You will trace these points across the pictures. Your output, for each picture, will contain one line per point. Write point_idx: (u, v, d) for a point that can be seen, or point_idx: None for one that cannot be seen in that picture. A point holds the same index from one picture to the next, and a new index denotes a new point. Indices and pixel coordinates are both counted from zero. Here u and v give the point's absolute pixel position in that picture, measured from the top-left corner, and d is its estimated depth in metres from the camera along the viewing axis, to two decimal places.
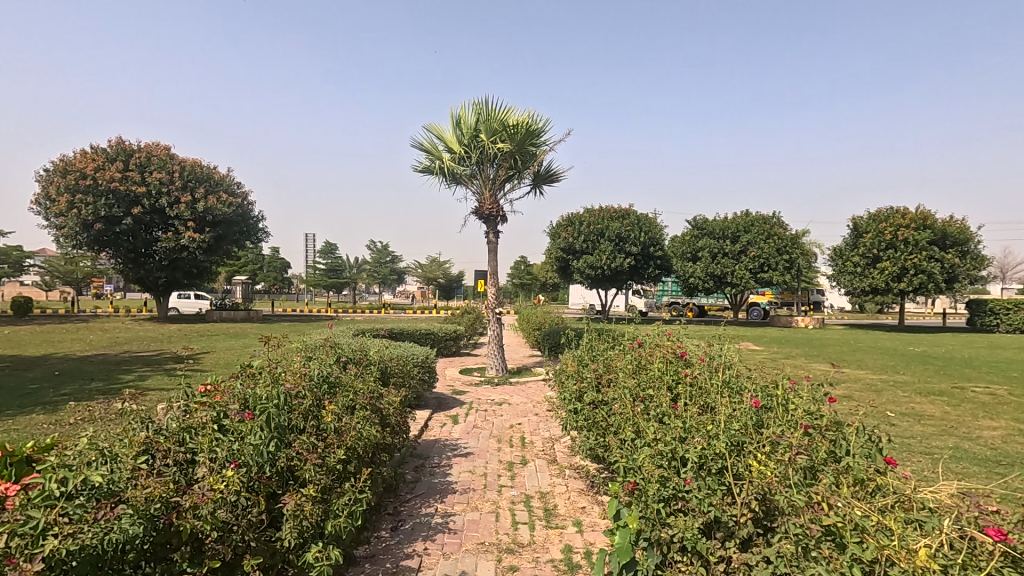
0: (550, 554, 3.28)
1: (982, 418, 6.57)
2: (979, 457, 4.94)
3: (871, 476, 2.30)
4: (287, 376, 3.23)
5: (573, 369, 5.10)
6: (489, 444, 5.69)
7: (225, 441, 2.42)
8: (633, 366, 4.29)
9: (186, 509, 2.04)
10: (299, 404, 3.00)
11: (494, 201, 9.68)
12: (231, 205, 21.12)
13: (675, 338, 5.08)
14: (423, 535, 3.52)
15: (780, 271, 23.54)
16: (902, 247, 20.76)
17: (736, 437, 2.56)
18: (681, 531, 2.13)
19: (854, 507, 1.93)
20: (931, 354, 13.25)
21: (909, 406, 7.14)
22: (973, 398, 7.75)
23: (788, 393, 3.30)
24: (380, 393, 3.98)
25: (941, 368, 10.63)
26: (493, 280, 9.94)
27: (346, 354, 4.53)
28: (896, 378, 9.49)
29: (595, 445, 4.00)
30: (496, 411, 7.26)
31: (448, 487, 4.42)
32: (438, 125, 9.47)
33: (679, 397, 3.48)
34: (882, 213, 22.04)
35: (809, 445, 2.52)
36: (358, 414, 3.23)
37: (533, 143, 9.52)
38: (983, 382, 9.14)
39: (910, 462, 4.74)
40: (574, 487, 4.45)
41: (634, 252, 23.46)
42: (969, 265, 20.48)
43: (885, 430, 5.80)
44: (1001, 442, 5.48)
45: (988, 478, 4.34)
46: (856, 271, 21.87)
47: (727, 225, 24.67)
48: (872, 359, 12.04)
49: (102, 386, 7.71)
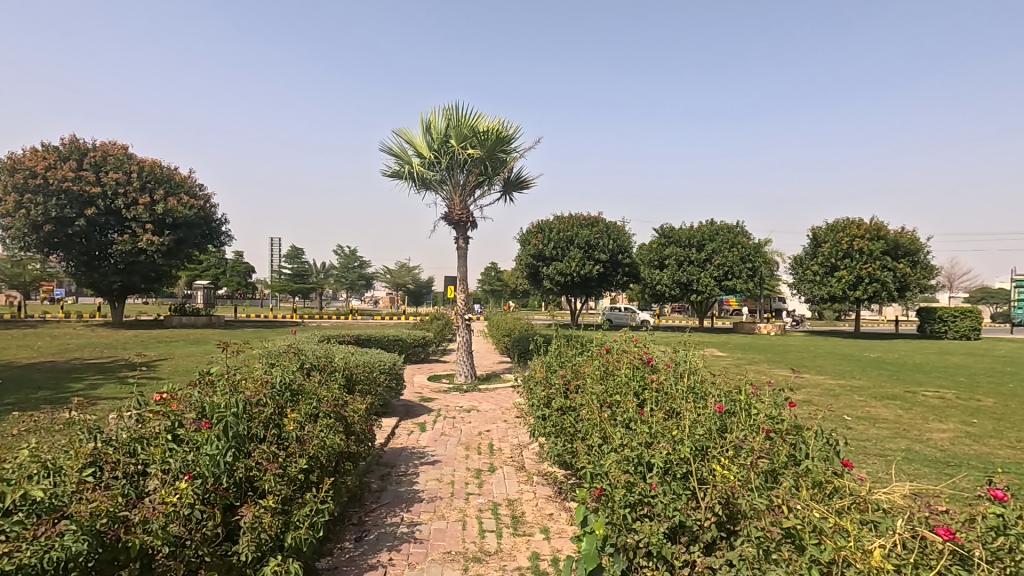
0: (516, 562, 3.25)
1: (932, 421, 6.86)
2: (930, 459, 5.14)
3: (828, 479, 2.36)
4: (247, 384, 3.12)
5: (541, 376, 5.14)
6: (457, 452, 5.64)
7: (180, 452, 2.34)
8: (600, 372, 4.32)
9: (135, 524, 1.95)
10: (260, 412, 2.92)
11: (464, 206, 9.64)
12: (194, 207, 20.43)
13: (643, 343, 5.16)
14: (388, 545, 3.45)
15: (743, 278, 24.24)
16: (858, 256, 21.60)
17: (701, 442, 2.60)
18: (647, 536, 2.15)
19: (813, 510, 1.95)
20: (885, 359, 13.74)
21: (864, 410, 7.40)
22: (924, 402, 8.08)
23: (749, 398, 3.39)
24: (344, 401, 3.88)
25: (895, 373, 11.06)
26: (462, 286, 9.89)
27: (310, 360, 4.40)
28: (853, 383, 9.80)
29: (564, 452, 4.00)
30: (464, 418, 7.20)
31: (415, 496, 4.35)
32: (408, 130, 9.47)
33: (645, 403, 3.54)
34: (839, 223, 22.84)
35: (771, 449, 2.58)
36: (320, 423, 3.15)
37: (503, 149, 9.57)
38: (932, 387, 9.54)
39: (865, 465, 4.91)
40: (542, 494, 4.45)
41: (603, 259, 23.86)
42: (920, 274, 21.33)
43: (842, 433, 6.01)
44: (949, 444, 5.73)
45: (937, 479, 4.54)
46: (815, 279, 22.69)
47: (693, 233, 25.10)
48: (831, 364, 12.43)
49: (48, 395, 7.34)
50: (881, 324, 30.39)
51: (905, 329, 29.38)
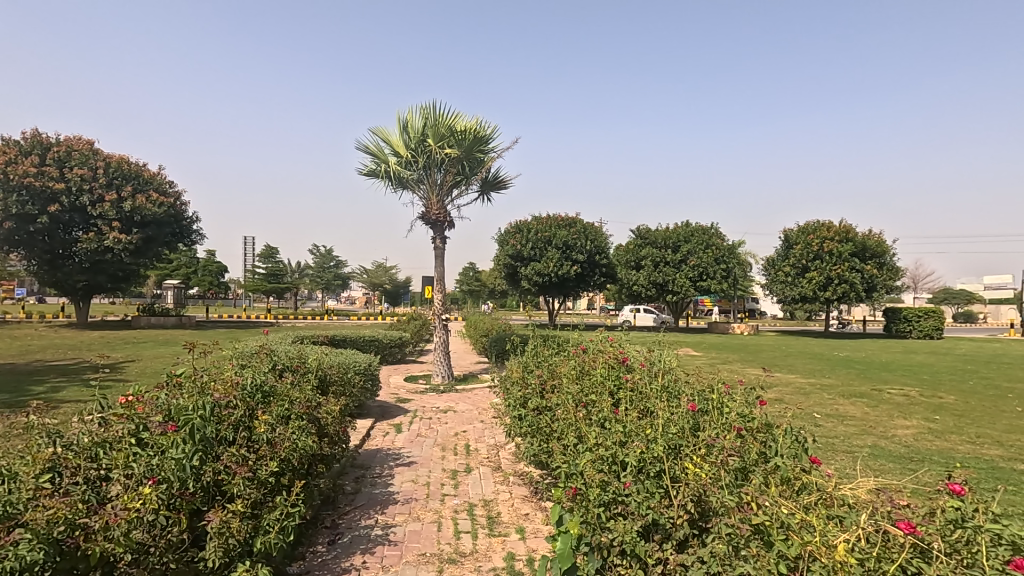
0: (492, 562, 3.25)
1: (897, 418, 7.07)
2: (895, 455, 5.29)
3: (797, 475, 2.40)
4: (216, 385, 3.06)
5: (518, 376, 5.14)
6: (433, 453, 5.61)
7: (144, 456, 2.27)
8: (576, 372, 4.33)
9: (96, 530, 1.90)
10: (229, 414, 2.85)
11: (441, 206, 9.59)
12: (163, 204, 19.94)
13: (618, 343, 5.20)
14: (361, 548, 3.41)
15: (718, 279, 24.63)
16: (828, 257, 22.15)
17: (674, 441, 2.63)
18: (620, 535, 2.17)
19: (781, 506, 1.98)
20: (853, 358, 14.11)
21: (833, 408, 7.59)
22: (890, 399, 8.32)
23: (722, 396, 3.44)
24: (318, 402, 3.82)
25: (862, 372, 11.37)
26: (439, 286, 9.84)
27: (282, 361, 4.33)
28: (822, 382, 10.04)
29: (539, 452, 4.01)
30: (441, 418, 7.16)
31: (390, 498, 4.30)
32: (384, 128, 9.39)
33: (620, 402, 3.56)
34: (810, 226, 23.38)
35: (742, 447, 2.62)
36: (292, 425, 3.10)
37: (481, 149, 9.55)
38: (898, 385, 9.82)
39: (833, 461, 5.03)
40: (518, 494, 4.45)
41: (580, 259, 24.00)
42: (886, 276, 21.95)
43: (811, 431, 6.14)
44: (912, 440, 5.91)
45: (901, 474, 4.68)
46: (787, 280, 23.21)
47: (668, 235, 25.43)
48: (802, 363, 12.72)
49: (7, 398, 7.08)
50: (849, 324, 31.22)
51: (873, 329, 30.23)
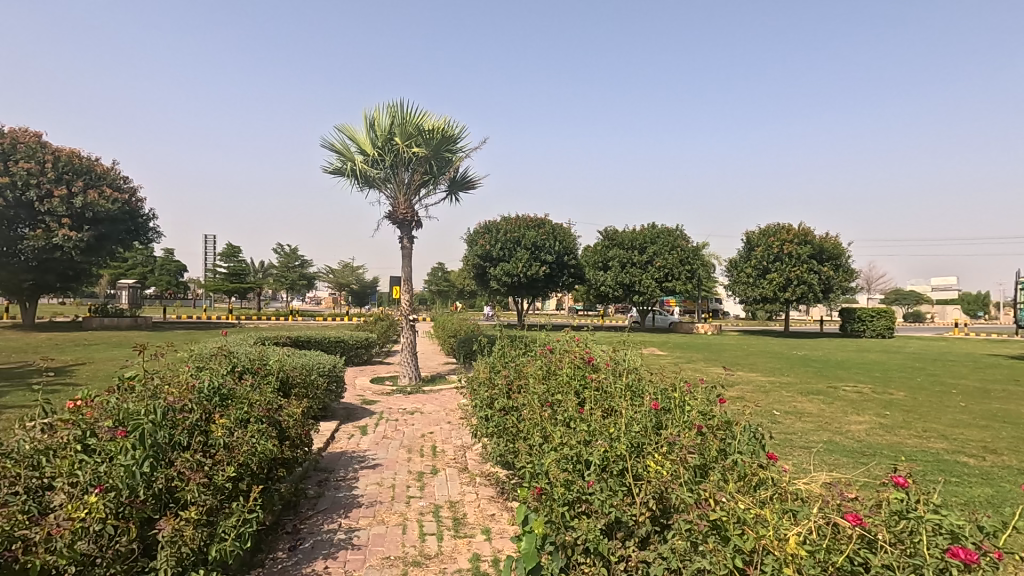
0: (457, 564, 3.23)
1: (851, 414, 7.35)
2: (849, 449, 5.49)
3: (754, 471, 2.46)
4: (171, 388, 2.96)
5: (485, 377, 5.13)
6: (399, 455, 5.54)
7: (90, 463, 2.18)
8: (542, 372, 4.35)
9: (36, 543, 1.81)
10: (184, 419, 2.75)
11: (409, 206, 9.47)
12: (117, 201, 19.15)
13: (584, 343, 5.24)
14: (324, 553, 3.34)
15: (683, 279, 25.10)
16: (787, 259, 22.86)
17: (636, 439, 2.67)
18: (584, 533, 2.19)
19: (738, 502, 2.03)
20: (810, 357, 14.62)
21: (792, 405, 7.84)
22: (844, 396, 8.64)
23: (684, 395, 3.51)
24: (279, 405, 3.73)
25: (819, 370, 11.78)
26: (407, 286, 9.75)
27: (243, 363, 4.21)
28: (781, 380, 10.37)
29: (506, 452, 4.01)
30: (408, 420, 7.09)
31: (354, 501, 4.23)
32: (350, 126, 9.24)
33: (585, 402, 3.59)
34: (771, 229, 24.09)
35: (702, 444, 2.68)
36: (252, 428, 3.01)
37: (449, 149, 9.50)
38: (852, 382, 10.22)
39: (790, 456, 5.20)
40: (484, 494, 4.44)
41: (549, 260, 24.13)
42: (842, 277, 22.80)
43: (770, 428, 6.34)
44: (865, 435, 6.15)
45: (854, 468, 4.86)
46: (749, 281, 23.87)
47: (635, 236, 25.82)
48: (762, 362, 13.09)
49: None
50: (807, 324, 32.29)
51: (829, 328, 31.35)
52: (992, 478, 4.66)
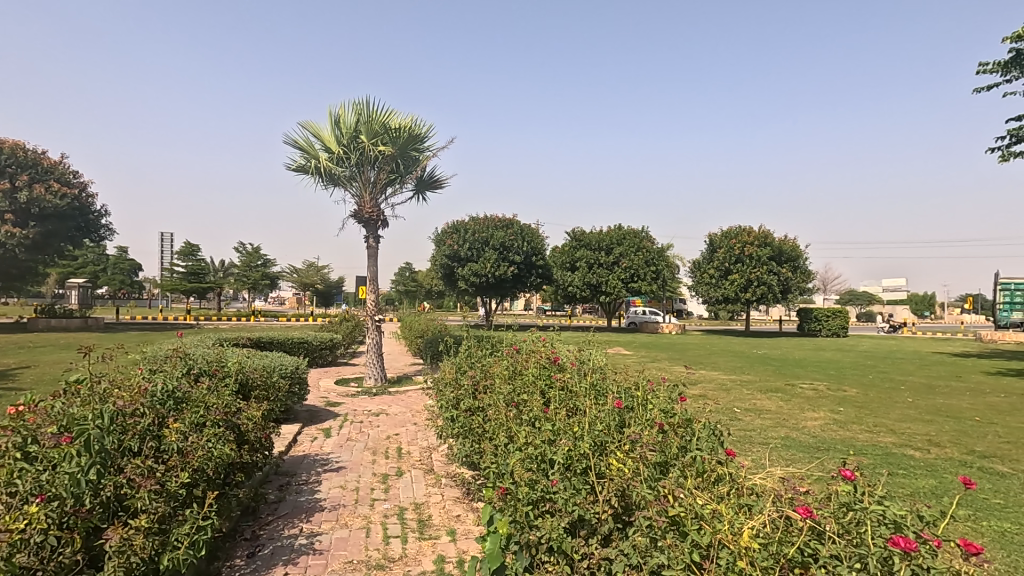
0: (421, 566, 3.20)
1: (807, 410, 7.61)
2: (805, 445, 5.69)
3: (713, 468, 2.51)
4: (121, 392, 2.85)
5: (451, 377, 5.10)
6: (363, 457, 5.46)
7: (32, 471, 2.08)
8: (508, 372, 4.35)
9: None
10: (135, 424, 2.64)
11: (375, 205, 9.33)
12: (66, 196, 18.31)
13: (550, 343, 5.27)
14: (284, 559, 3.26)
15: (648, 280, 25.51)
16: (748, 261, 23.53)
17: (600, 437, 2.70)
18: (547, 532, 2.20)
19: (696, 497, 2.07)
20: (769, 355, 15.08)
21: (751, 402, 8.07)
22: (801, 393, 8.95)
23: (646, 394, 3.56)
24: (237, 408, 3.62)
25: (777, 368, 12.16)
26: (373, 286, 9.62)
27: (199, 365, 4.08)
28: (741, 378, 10.66)
29: (471, 453, 4.00)
30: (373, 422, 7.00)
31: (316, 505, 4.15)
32: (314, 122, 9.06)
33: (550, 401, 3.61)
34: (732, 231, 24.74)
35: (662, 442, 2.73)
36: (208, 432, 2.92)
37: (415, 148, 9.42)
38: (808, 379, 10.60)
39: (749, 452, 5.35)
40: (449, 496, 4.42)
41: (517, 260, 24.18)
42: (800, 278, 23.59)
43: (731, 425, 6.51)
44: (820, 430, 6.39)
45: (809, 463, 5.03)
46: (711, 282, 24.45)
47: (602, 237, 26.13)
48: (724, 361, 13.44)
49: None
50: (767, 324, 33.29)
51: (788, 328, 32.41)
52: (936, 469, 4.91)
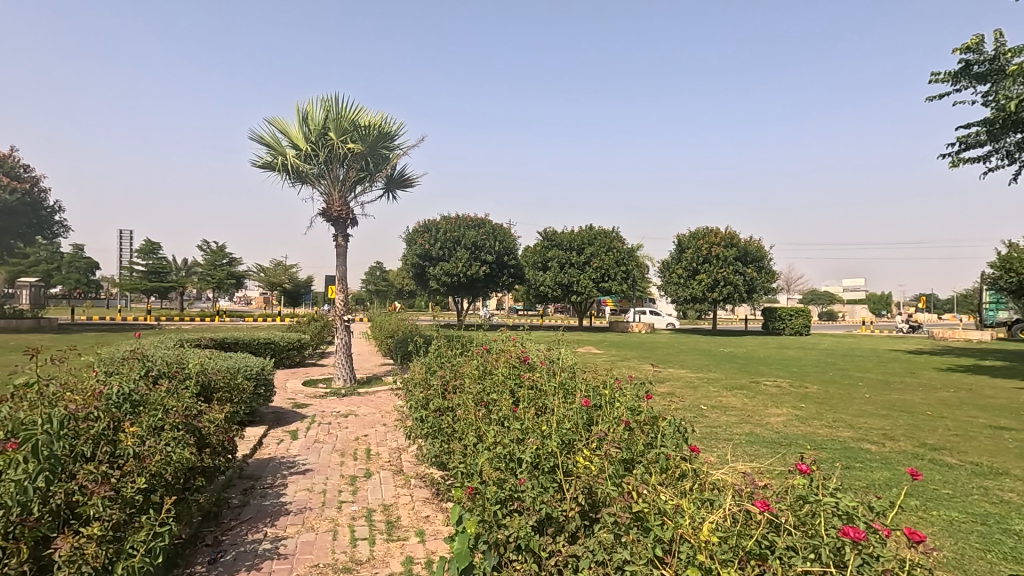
0: (389, 568, 3.17)
1: (770, 407, 7.82)
2: (768, 440, 5.85)
3: (677, 464, 2.56)
4: (74, 395, 2.75)
5: (420, 377, 5.07)
6: (330, 459, 5.38)
7: None
8: (477, 372, 4.35)
9: None
10: (89, 428, 2.55)
11: (344, 203, 9.17)
12: (16, 191, 17.52)
13: (520, 342, 5.28)
14: (247, 564, 3.19)
15: (619, 280, 25.77)
16: (715, 261, 24.04)
17: (567, 436, 2.72)
18: (515, 531, 2.21)
19: (660, 493, 2.11)
20: (735, 354, 15.43)
21: (717, 399, 8.26)
22: (764, 390, 9.20)
23: (613, 392, 3.60)
24: (198, 410, 3.52)
25: (742, 366, 12.46)
26: (342, 286, 9.46)
27: (158, 367, 3.95)
28: (708, 376, 10.89)
29: (441, 453, 3.99)
30: (341, 423, 6.90)
31: (281, 509, 4.07)
32: (280, 118, 8.88)
33: (520, 401, 3.62)
34: (700, 231, 25.25)
35: (628, 439, 2.77)
36: (167, 435, 2.83)
37: (385, 146, 9.32)
38: (771, 377, 10.90)
39: (715, 448, 5.47)
40: (419, 496, 4.38)
41: (489, 260, 24.16)
42: (764, 278, 24.22)
43: (697, 422, 6.64)
44: (783, 426, 6.57)
45: (772, 458, 5.17)
46: (680, 281, 24.88)
47: (574, 237, 26.33)
48: (691, 359, 13.69)
49: None
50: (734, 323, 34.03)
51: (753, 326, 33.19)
52: (890, 462, 5.11)
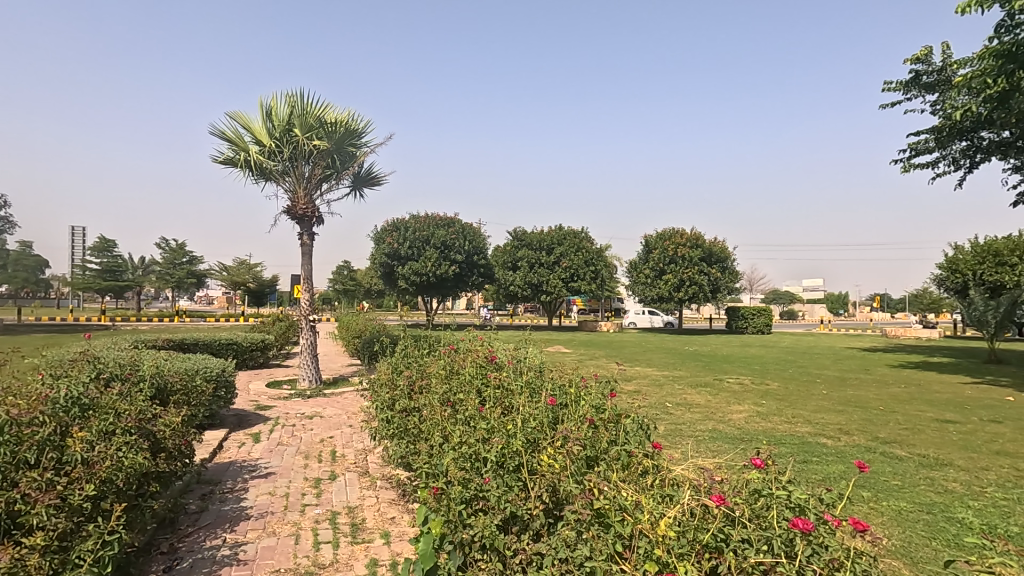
0: (353, 571, 3.13)
1: (733, 403, 8.03)
2: (730, 436, 6.00)
3: (639, 461, 2.60)
4: (16, 400, 2.62)
5: (386, 378, 5.01)
6: (294, 462, 5.27)
7: None
8: (444, 372, 4.33)
9: None
10: (32, 433, 2.43)
11: (309, 201, 8.98)
12: None
13: (488, 342, 5.28)
14: (204, 571, 3.11)
15: (588, 279, 25.89)
16: (681, 261, 24.53)
17: (533, 434, 2.74)
18: (480, 530, 2.21)
19: (621, 489, 2.14)
20: (700, 352, 15.78)
21: (681, 397, 8.42)
22: (727, 387, 9.43)
23: (579, 391, 3.64)
24: (153, 414, 3.40)
25: (707, 364, 12.74)
26: (307, 285, 9.28)
27: (110, 369, 3.79)
28: (673, 374, 11.10)
29: (407, 453, 3.95)
30: (306, 425, 6.76)
31: (241, 513, 3.97)
32: (243, 113, 8.65)
33: (486, 400, 3.62)
34: (666, 232, 25.72)
35: (592, 437, 2.79)
36: (118, 439, 2.72)
37: (352, 143, 9.20)
38: (734, 374, 11.18)
39: (680, 445, 5.58)
40: (384, 498, 4.34)
41: (458, 259, 24.06)
42: (728, 278, 24.82)
43: (663, 419, 6.76)
44: (744, 422, 6.76)
45: (733, 454, 5.30)
46: (647, 281, 25.27)
47: (543, 237, 26.44)
48: (658, 358, 13.92)
49: None
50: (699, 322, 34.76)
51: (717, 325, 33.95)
52: (844, 456, 5.32)
